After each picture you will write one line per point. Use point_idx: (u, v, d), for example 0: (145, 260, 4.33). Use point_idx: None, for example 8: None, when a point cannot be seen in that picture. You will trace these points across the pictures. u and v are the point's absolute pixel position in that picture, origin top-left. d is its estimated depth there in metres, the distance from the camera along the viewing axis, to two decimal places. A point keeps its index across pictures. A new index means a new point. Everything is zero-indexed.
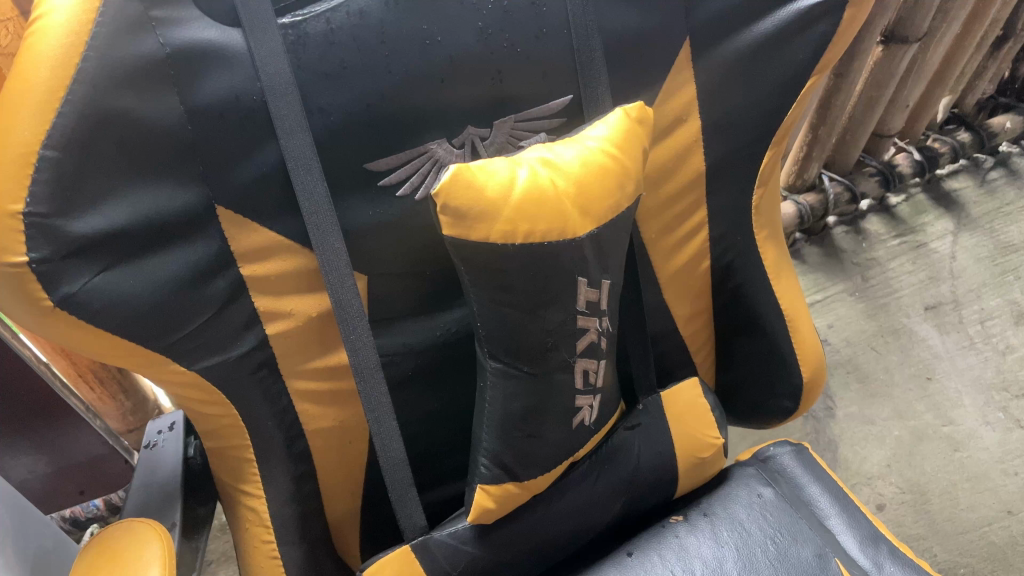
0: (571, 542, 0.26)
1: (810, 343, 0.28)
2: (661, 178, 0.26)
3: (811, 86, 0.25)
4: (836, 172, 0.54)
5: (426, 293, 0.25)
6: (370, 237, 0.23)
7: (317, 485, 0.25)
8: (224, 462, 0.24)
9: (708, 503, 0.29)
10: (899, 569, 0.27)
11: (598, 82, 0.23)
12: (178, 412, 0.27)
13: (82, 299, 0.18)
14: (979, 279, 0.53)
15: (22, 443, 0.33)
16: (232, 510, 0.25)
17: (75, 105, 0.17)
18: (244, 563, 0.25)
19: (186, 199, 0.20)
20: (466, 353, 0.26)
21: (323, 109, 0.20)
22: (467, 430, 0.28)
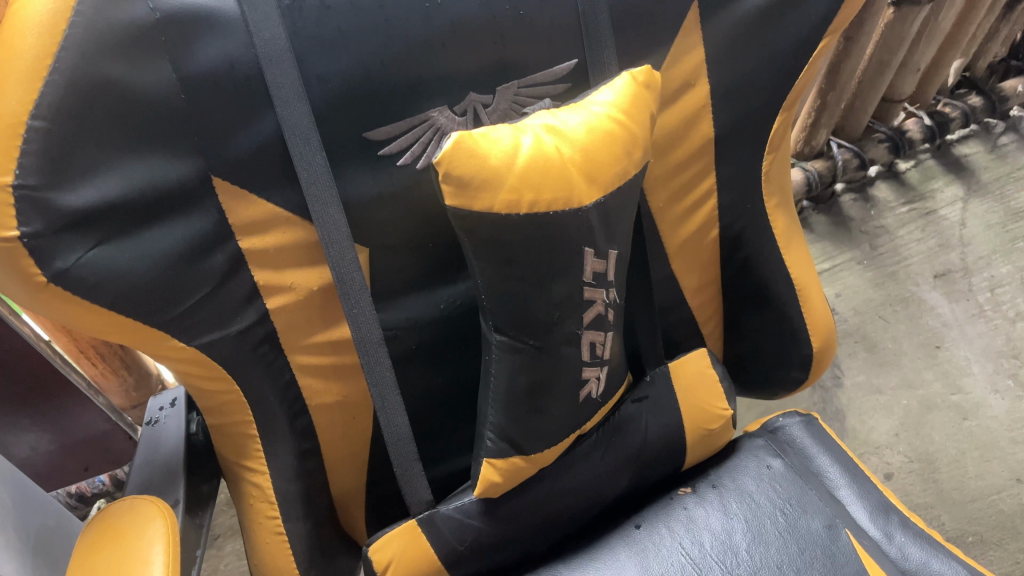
0: (578, 515, 0.26)
1: (819, 312, 0.28)
2: (669, 146, 0.25)
3: (823, 48, 0.25)
4: (844, 139, 0.53)
5: (430, 265, 0.24)
6: (372, 208, 0.22)
7: (322, 461, 0.25)
8: (227, 438, 0.23)
9: (717, 475, 0.28)
10: (910, 540, 0.27)
11: (604, 47, 0.23)
12: (179, 388, 0.26)
13: (75, 274, 0.18)
14: (989, 246, 0.53)
15: (23, 421, 0.33)
16: (236, 487, 0.24)
17: (65, 74, 0.16)
18: (250, 540, 0.24)
19: (181, 171, 0.19)
20: (470, 326, 0.26)
21: (321, 77, 0.20)
22: (472, 404, 0.27)
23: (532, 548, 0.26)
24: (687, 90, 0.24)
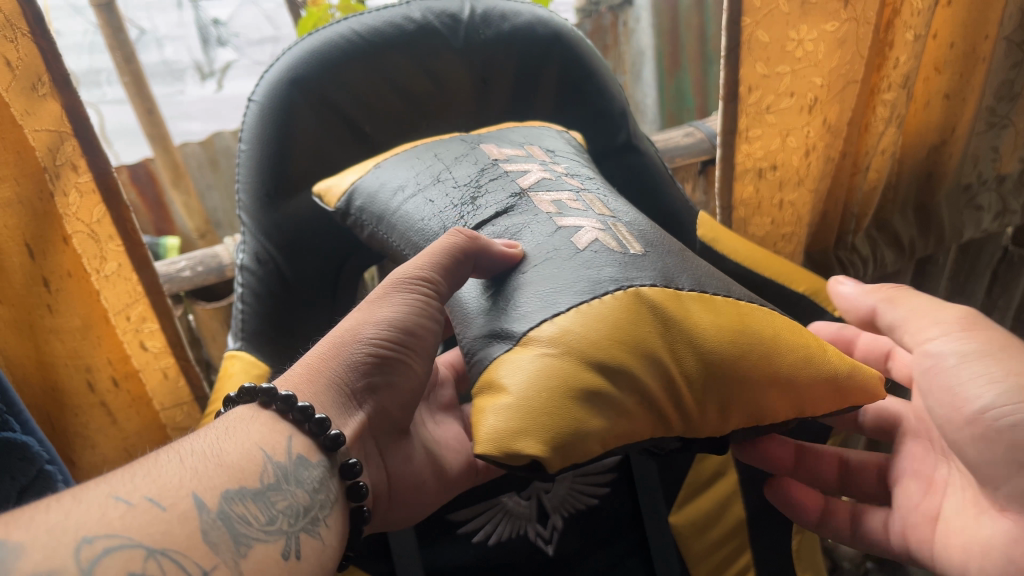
0: (607, 348, 0.41)
1: (772, 342, 0.46)
2: (717, 315, 0.45)
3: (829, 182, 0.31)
4: (547, 169, 0.56)
5: (643, 316, 0.43)
6: (604, 316, 0.42)
7: (591, 361, 0.41)
8: (553, 372, 0.40)
9: (708, 328, 0.44)
10: None
11: None
12: (298, 477, 0.38)
13: None
14: (602, 277, 0.44)
15: (400, 374, 0.47)
16: (541, 365, 0.40)
17: None
18: (529, 374, 0.40)
19: None
20: (636, 316, 0.43)
21: None
22: (618, 342, 0.42)
23: (566, 364, 0.40)
24: (740, 324, 0.46)
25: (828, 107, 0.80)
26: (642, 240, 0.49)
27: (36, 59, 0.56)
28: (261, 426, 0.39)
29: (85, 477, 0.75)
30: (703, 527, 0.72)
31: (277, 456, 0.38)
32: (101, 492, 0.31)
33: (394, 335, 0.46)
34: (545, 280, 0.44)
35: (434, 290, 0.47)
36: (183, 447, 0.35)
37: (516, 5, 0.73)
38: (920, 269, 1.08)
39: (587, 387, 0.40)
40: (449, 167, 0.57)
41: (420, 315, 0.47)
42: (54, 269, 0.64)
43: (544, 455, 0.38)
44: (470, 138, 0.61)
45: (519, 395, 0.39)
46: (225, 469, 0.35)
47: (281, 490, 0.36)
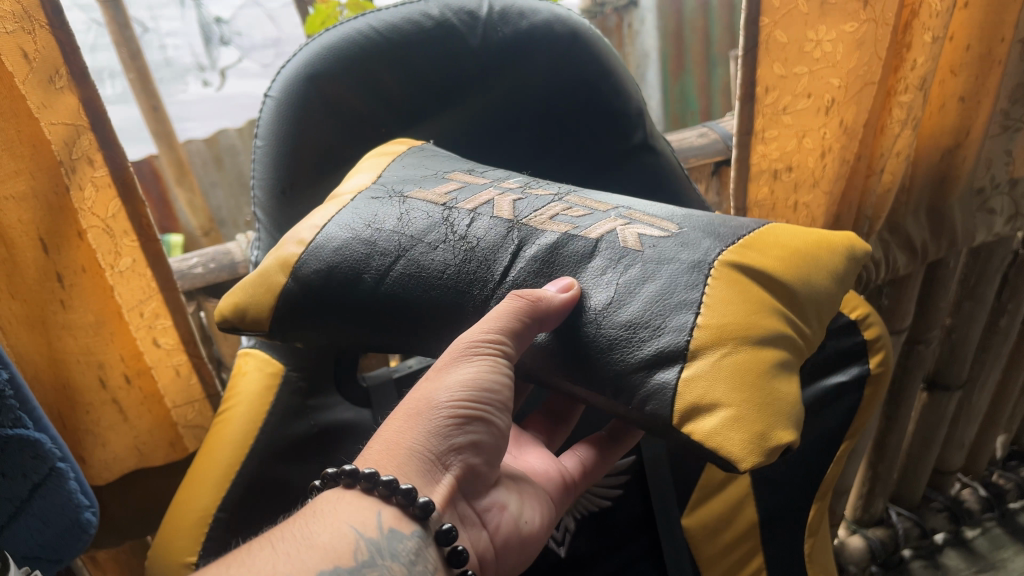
0: (743, 320, 0.43)
1: (812, 254, 0.49)
2: (777, 252, 0.48)
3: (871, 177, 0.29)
4: (477, 200, 0.54)
5: (742, 281, 0.45)
6: (727, 301, 0.43)
7: (752, 336, 0.42)
8: (749, 365, 0.41)
9: (779, 263, 0.47)
10: None
11: None
12: (398, 549, 0.42)
13: None
14: (676, 282, 0.44)
15: (484, 432, 0.47)
16: (726, 365, 0.41)
17: None
18: (728, 374, 0.41)
19: None
20: (736, 283, 0.44)
21: None
22: (742, 305, 0.43)
23: (742, 350, 0.42)
24: (791, 254, 0.48)
25: (844, 109, 0.79)
26: (662, 217, 0.50)
27: (54, 52, 0.55)
28: (349, 504, 0.43)
29: (94, 475, 0.74)
30: (715, 529, 0.71)
31: (369, 532, 0.42)
32: None
33: (473, 397, 0.46)
34: (646, 302, 0.44)
35: (507, 350, 0.46)
36: (282, 538, 0.40)
37: (534, 3, 0.73)
38: (931, 273, 1.07)
39: (770, 367, 0.42)
40: (408, 217, 0.54)
41: (493, 376, 0.46)
42: (68, 265, 0.63)
43: (794, 437, 0.40)
44: (379, 189, 0.59)
45: (730, 402, 0.40)
46: (320, 551, 0.39)
47: (378, 566, 0.40)
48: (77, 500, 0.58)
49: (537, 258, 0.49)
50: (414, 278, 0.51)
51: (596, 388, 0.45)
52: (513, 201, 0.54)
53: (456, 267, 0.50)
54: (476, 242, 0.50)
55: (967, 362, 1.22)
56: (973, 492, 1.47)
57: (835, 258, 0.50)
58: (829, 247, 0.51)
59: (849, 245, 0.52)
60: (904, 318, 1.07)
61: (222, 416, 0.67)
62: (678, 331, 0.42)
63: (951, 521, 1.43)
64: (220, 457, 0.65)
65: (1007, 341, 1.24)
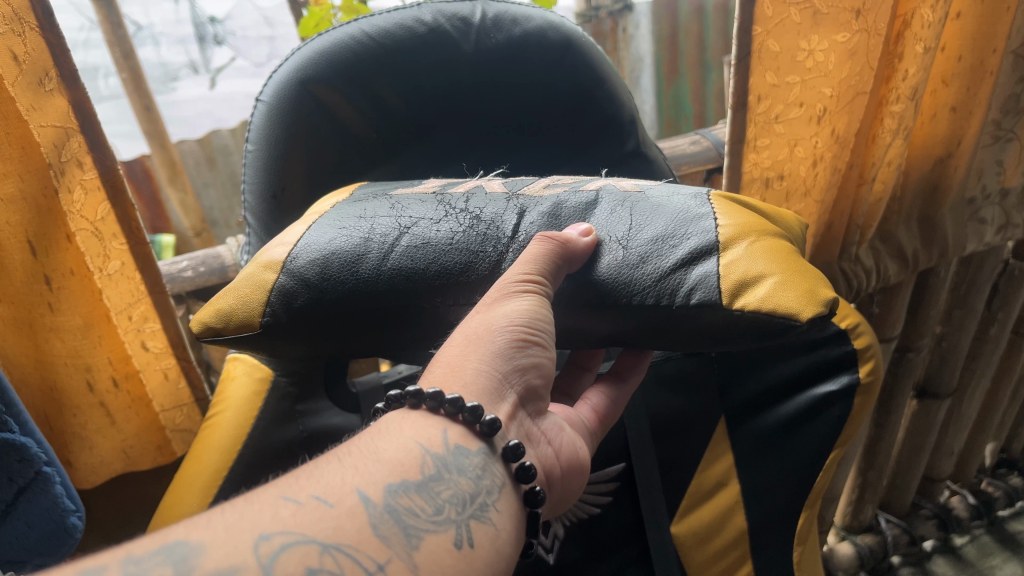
0: (750, 220, 0.47)
1: (773, 208, 0.54)
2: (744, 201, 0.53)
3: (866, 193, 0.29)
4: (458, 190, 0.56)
5: (730, 204, 0.50)
6: (730, 211, 0.48)
7: (763, 229, 0.47)
8: (773, 248, 0.45)
9: (750, 203, 0.52)
10: None
11: None
12: (465, 468, 0.39)
13: None
14: (681, 213, 0.48)
15: (539, 358, 0.46)
16: (756, 248, 0.44)
17: None
18: (762, 254, 0.44)
19: None
20: (727, 205, 0.49)
21: None
22: (742, 214, 0.48)
23: (763, 239, 0.46)
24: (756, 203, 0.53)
25: (836, 118, 0.79)
26: (642, 181, 0.55)
27: (44, 55, 0.55)
28: (412, 425, 0.40)
29: (82, 479, 0.74)
30: (705, 537, 0.72)
31: (434, 448, 0.39)
32: (272, 493, 0.34)
33: (526, 332, 0.44)
34: (664, 224, 0.47)
35: (547, 275, 0.45)
36: (347, 453, 0.37)
37: (528, 9, 0.72)
38: (921, 281, 1.07)
39: (794, 254, 0.46)
40: (399, 204, 0.53)
41: (542, 305, 0.45)
42: (57, 267, 0.62)
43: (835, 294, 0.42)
44: (357, 198, 0.58)
45: (772, 271, 0.43)
46: (387, 465, 0.37)
47: (446, 482, 0.37)
48: (63, 505, 0.58)
49: (546, 211, 0.51)
50: (421, 248, 0.49)
51: (629, 306, 0.46)
52: (493, 187, 0.55)
53: (472, 224, 0.50)
54: (479, 212, 0.51)
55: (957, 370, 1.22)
56: (962, 499, 1.47)
57: (788, 214, 0.55)
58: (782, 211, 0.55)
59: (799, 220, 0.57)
60: (894, 326, 1.07)
61: (211, 420, 0.68)
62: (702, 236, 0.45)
63: (939, 528, 1.44)
64: (210, 459, 0.65)
65: (997, 349, 1.25)
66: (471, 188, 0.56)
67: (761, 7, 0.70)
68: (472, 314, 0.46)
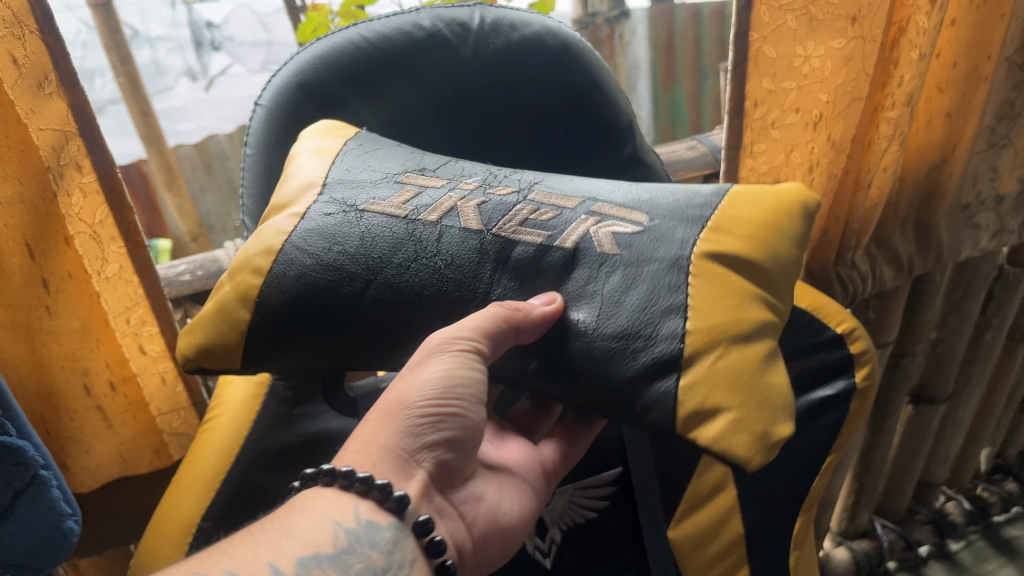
0: (726, 315, 0.45)
1: (774, 216, 0.50)
2: (741, 223, 0.49)
3: None
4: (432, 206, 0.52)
5: (714, 270, 0.46)
6: (707, 305, 0.45)
7: (736, 329, 0.44)
8: (739, 367, 0.43)
9: (744, 237, 0.48)
10: None
11: None
12: (376, 539, 0.43)
13: None
14: (656, 297, 0.46)
15: (461, 424, 0.47)
16: (720, 372, 0.43)
17: None
18: (725, 379, 0.43)
19: None
20: (708, 277, 0.46)
21: None
22: (717, 301, 0.45)
23: (729, 352, 0.44)
24: (753, 222, 0.49)
25: (832, 124, 0.79)
26: (631, 208, 0.51)
27: (43, 58, 0.55)
28: (327, 500, 0.44)
29: (79, 483, 0.73)
30: (703, 541, 0.71)
31: (347, 523, 0.43)
32: (188, 568, 0.38)
33: (444, 396, 0.46)
34: (634, 313, 0.46)
35: (478, 347, 0.46)
36: (262, 530, 0.42)
37: (527, 15, 0.73)
38: (917, 287, 1.07)
39: (763, 360, 0.44)
40: (366, 224, 0.52)
41: (463, 371, 0.46)
42: (54, 271, 0.62)
43: (781, 422, 0.43)
44: (327, 195, 0.55)
45: (733, 403, 0.42)
46: (300, 540, 0.41)
47: (355, 555, 0.41)
48: (59, 509, 0.58)
49: (529, 252, 0.49)
50: (389, 302, 0.50)
51: (591, 401, 0.47)
52: (471, 202, 0.52)
53: (444, 281, 0.49)
54: (448, 261, 0.50)
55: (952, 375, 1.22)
56: (958, 504, 1.48)
57: (792, 208, 0.51)
58: (789, 205, 0.51)
59: (804, 197, 0.53)
60: (890, 331, 1.07)
61: (208, 424, 0.68)
62: (663, 338, 0.44)
63: (935, 534, 1.44)
64: (208, 463, 0.65)
65: (991, 355, 1.25)
66: (451, 196, 0.53)
67: (757, 13, 0.70)
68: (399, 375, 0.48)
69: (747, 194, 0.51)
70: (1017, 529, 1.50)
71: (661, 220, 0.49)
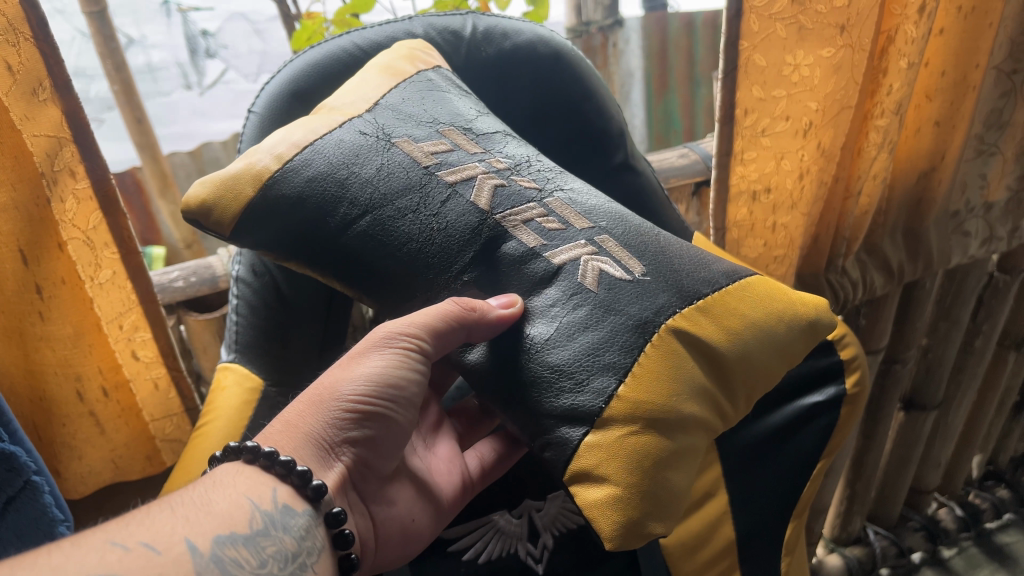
0: (658, 408, 0.45)
1: (761, 313, 0.51)
2: (728, 307, 0.50)
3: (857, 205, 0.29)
4: (463, 177, 0.54)
5: (668, 348, 0.46)
6: (647, 385, 0.45)
7: (653, 417, 0.45)
8: (639, 455, 0.44)
9: (722, 327, 0.49)
10: None
11: None
12: (288, 523, 0.43)
13: None
14: (608, 341, 0.46)
15: (386, 424, 0.50)
16: (619, 446, 0.44)
17: None
18: (622, 459, 0.44)
19: None
20: (663, 356, 0.46)
21: None
22: (656, 389, 0.45)
23: (637, 439, 0.44)
24: (740, 309, 0.50)
25: (822, 132, 0.80)
26: (632, 252, 0.51)
27: (38, 64, 0.55)
28: (245, 478, 0.45)
29: (70, 488, 0.74)
30: (694, 547, 0.68)
31: (263, 505, 0.43)
32: (99, 538, 0.36)
33: (374, 393, 0.49)
34: (578, 351, 0.46)
35: (416, 347, 0.49)
36: (178, 502, 0.41)
37: (518, 23, 0.74)
38: (907, 293, 1.08)
39: (667, 456, 0.45)
40: (384, 159, 0.55)
41: (395, 368, 0.50)
42: (48, 276, 0.63)
43: (664, 527, 0.44)
44: (371, 124, 0.57)
45: (621, 484, 0.43)
46: (217, 518, 0.40)
47: (269, 537, 0.42)
48: (51, 515, 0.58)
49: (520, 250, 0.51)
50: (376, 238, 0.53)
51: (515, 420, 0.49)
52: (497, 184, 0.54)
53: (430, 246, 0.52)
54: (438, 222, 0.52)
55: (944, 381, 1.23)
56: (950, 511, 1.48)
57: (787, 320, 0.52)
58: (787, 314, 0.52)
59: (809, 315, 0.53)
60: (881, 338, 1.08)
61: (200, 429, 0.67)
62: (591, 379, 0.46)
63: (927, 540, 1.44)
64: (197, 467, 0.64)
65: (982, 361, 1.26)
66: (485, 175, 0.54)
67: (747, 22, 0.71)
68: (334, 365, 0.51)
69: (746, 286, 0.52)
70: (1009, 535, 1.51)
71: (654, 274, 0.50)
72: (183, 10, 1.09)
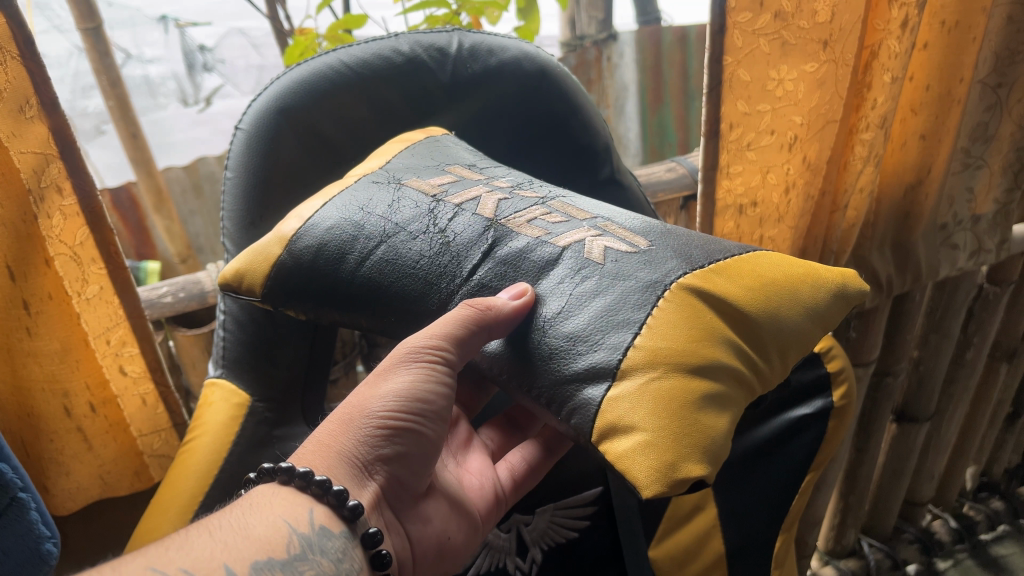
0: (682, 350, 0.43)
1: (782, 275, 0.50)
2: (744, 271, 0.49)
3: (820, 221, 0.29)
4: (468, 197, 0.55)
5: (687, 299, 0.46)
6: (666, 330, 0.44)
7: (680, 358, 0.43)
8: (668, 394, 0.42)
9: (739, 284, 0.48)
10: None
11: None
12: (327, 546, 0.44)
13: None
14: (620, 305, 0.46)
15: (419, 437, 0.50)
16: (646, 389, 0.42)
17: None
18: (650, 399, 0.42)
19: None
20: (680, 306, 0.45)
21: None
22: (679, 332, 0.44)
23: (665, 377, 0.42)
24: (757, 271, 0.49)
25: (808, 146, 0.81)
26: (637, 232, 0.51)
27: (25, 82, 0.56)
28: (282, 500, 0.45)
29: (58, 505, 0.74)
30: (683, 562, 0.69)
31: (301, 528, 0.44)
32: (140, 563, 0.38)
33: (404, 408, 0.49)
34: (591, 317, 0.46)
35: (444, 359, 0.48)
36: (217, 526, 0.42)
37: (504, 40, 0.74)
38: (898, 306, 1.08)
39: (700, 401, 0.42)
40: (398, 198, 0.56)
41: (423, 383, 0.49)
42: (35, 292, 0.63)
43: (707, 470, 0.40)
44: (383, 175, 0.60)
45: (653, 425, 0.41)
46: (255, 542, 0.42)
47: (309, 561, 0.43)
48: (38, 531, 0.57)
49: (525, 243, 0.51)
50: (390, 267, 0.53)
51: (538, 406, 0.47)
52: (502, 198, 0.55)
53: (441, 258, 0.52)
54: (444, 235, 0.52)
55: (935, 393, 1.23)
56: (944, 523, 1.48)
57: (813, 284, 0.50)
58: (811, 279, 0.51)
59: (838, 284, 0.52)
60: (871, 350, 1.08)
61: (188, 445, 0.68)
62: (608, 339, 0.44)
63: (922, 552, 1.44)
64: (186, 486, 0.65)
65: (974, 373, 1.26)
66: (489, 194, 0.56)
67: (730, 37, 0.72)
68: (364, 382, 0.51)
69: (763, 257, 0.51)
70: (1004, 547, 1.50)
71: (661, 249, 0.49)
72: (181, 26, 1.10)
